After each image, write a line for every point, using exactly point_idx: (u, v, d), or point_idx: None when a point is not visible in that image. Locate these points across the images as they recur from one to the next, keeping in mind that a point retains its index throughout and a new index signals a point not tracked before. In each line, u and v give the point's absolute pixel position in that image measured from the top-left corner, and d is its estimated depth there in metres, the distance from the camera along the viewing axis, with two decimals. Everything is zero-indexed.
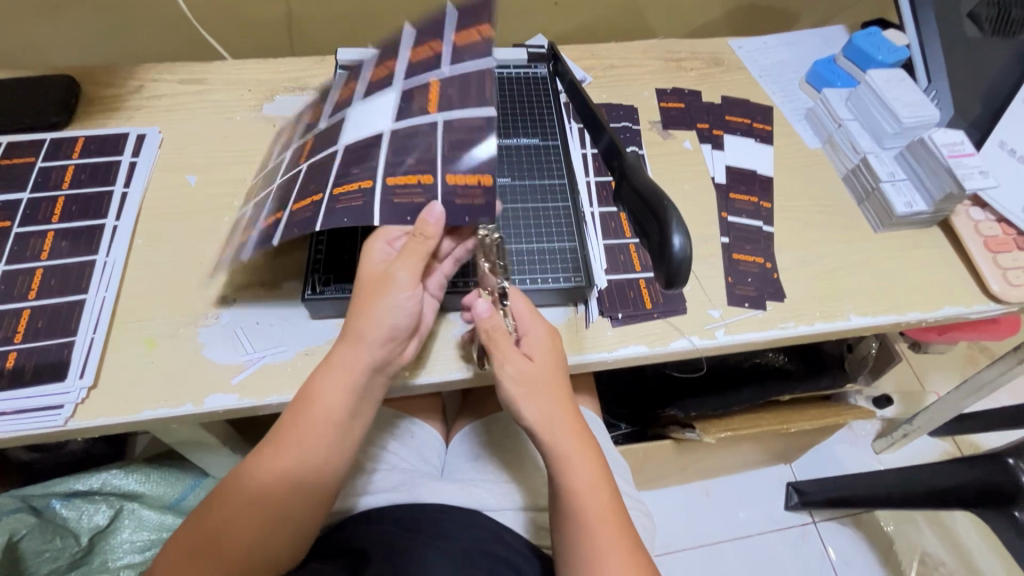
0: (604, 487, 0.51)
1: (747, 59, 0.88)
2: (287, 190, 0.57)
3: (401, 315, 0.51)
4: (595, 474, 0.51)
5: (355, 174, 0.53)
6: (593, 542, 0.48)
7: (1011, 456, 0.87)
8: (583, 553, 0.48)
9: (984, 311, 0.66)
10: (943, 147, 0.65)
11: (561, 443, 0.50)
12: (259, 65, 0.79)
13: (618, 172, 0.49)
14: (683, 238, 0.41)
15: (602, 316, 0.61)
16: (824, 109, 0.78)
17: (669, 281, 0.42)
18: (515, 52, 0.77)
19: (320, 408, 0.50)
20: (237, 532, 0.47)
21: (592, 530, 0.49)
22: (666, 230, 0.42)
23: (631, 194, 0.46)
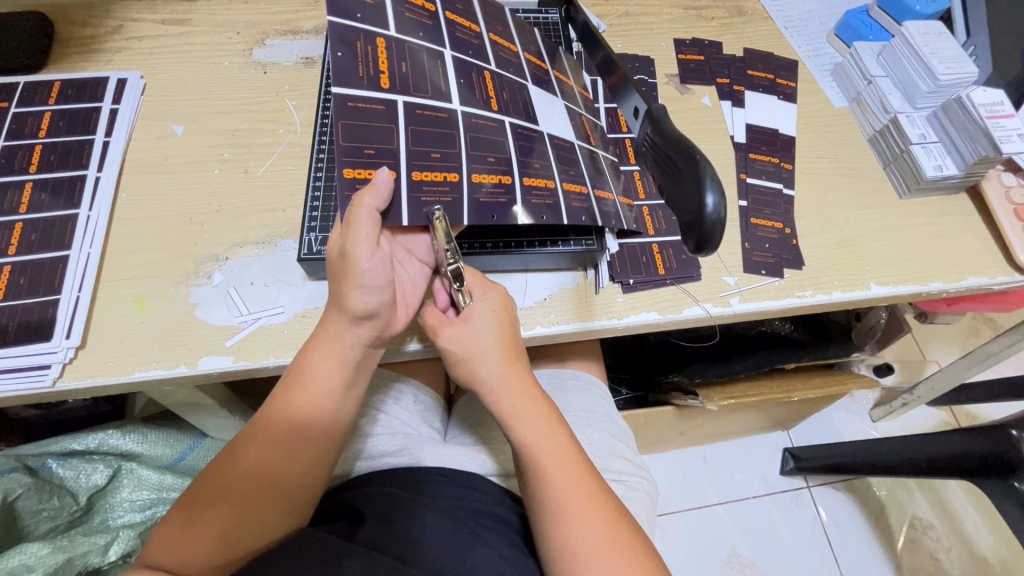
0: (559, 434, 0.50)
1: (773, 9, 0.82)
2: (482, 140, 0.52)
3: (373, 288, 0.46)
4: (548, 424, 0.50)
5: (497, 167, 0.52)
6: (556, 491, 0.47)
7: (1015, 428, 0.85)
8: (546, 504, 0.47)
9: (1007, 282, 0.64)
10: (981, 106, 0.62)
11: (533, 422, 0.49)
12: (247, 6, 0.74)
13: (645, 130, 0.45)
14: (715, 196, 0.38)
15: (612, 281, 0.58)
16: (852, 63, 0.73)
17: (699, 246, 0.39)
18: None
19: (314, 381, 0.48)
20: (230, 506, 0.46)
21: (557, 482, 0.48)
22: (698, 189, 0.38)
23: (658, 154, 0.43)
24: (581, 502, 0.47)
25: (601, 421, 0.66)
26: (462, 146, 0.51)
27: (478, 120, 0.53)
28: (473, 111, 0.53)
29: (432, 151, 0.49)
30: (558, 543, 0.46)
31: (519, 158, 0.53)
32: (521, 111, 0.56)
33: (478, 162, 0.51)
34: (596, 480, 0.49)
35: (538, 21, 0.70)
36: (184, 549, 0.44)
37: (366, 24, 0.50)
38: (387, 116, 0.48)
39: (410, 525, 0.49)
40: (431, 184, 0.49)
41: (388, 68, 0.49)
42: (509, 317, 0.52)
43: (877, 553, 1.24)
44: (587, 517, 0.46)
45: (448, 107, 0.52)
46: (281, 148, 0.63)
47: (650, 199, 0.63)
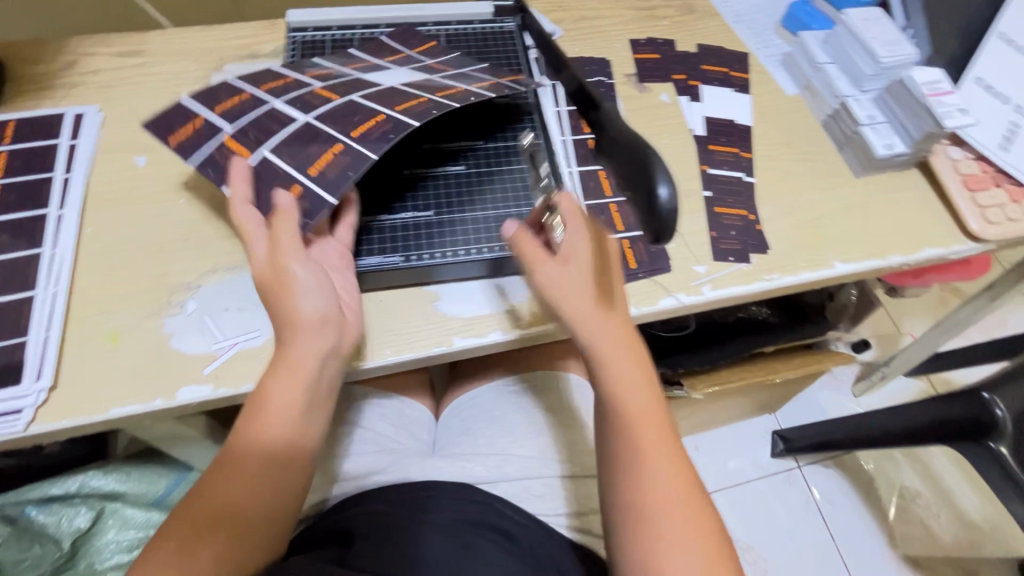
0: (640, 386, 0.49)
1: (721, 5, 0.85)
2: None
3: (315, 292, 0.48)
4: (633, 373, 0.50)
5: (453, 187, 0.53)
6: (630, 443, 0.48)
7: (985, 390, 0.91)
8: (614, 447, 0.49)
9: (963, 250, 0.66)
10: (923, 84, 0.64)
11: (618, 370, 0.49)
12: (204, 33, 0.74)
13: (600, 126, 0.46)
14: (668, 187, 0.39)
15: None
16: (801, 53, 0.76)
17: (656, 237, 0.40)
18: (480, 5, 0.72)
19: (276, 405, 0.47)
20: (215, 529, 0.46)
21: (630, 436, 0.48)
22: (650, 182, 0.40)
23: (612, 149, 0.44)
24: (658, 456, 0.48)
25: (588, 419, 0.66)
26: None
27: (444, 147, 0.55)
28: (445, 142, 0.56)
29: (388, 181, 0.52)
30: (624, 501, 0.47)
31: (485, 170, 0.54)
32: (493, 132, 0.58)
33: None
34: (670, 439, 0.49)
35: (494, 30, 0.72)
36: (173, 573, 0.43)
37: (284, 136, 0.54)
38: (351, 155, 0.53)
39: (406, 545, 0.49)
40: (375, 209, 0.51)
41: (312, 158, 0.53)
42: (607, 255, 0.52)
43: (870, 525, 1.27)
44: (658, 464, 0.47)
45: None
46: None
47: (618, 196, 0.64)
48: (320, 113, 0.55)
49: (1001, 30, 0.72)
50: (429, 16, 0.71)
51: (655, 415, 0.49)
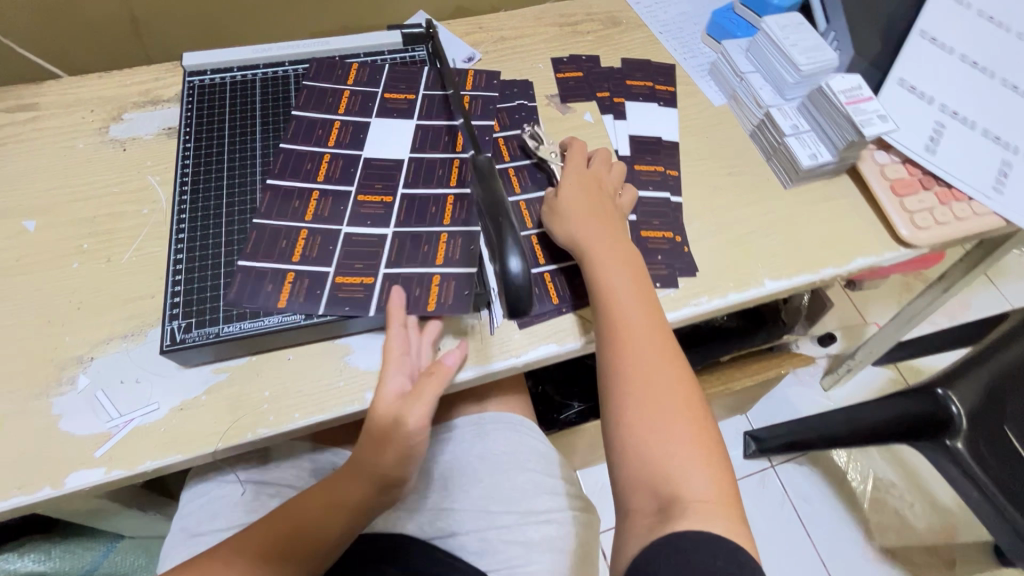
0: (641, 298, 0.54)
1: (646, 15, 0.83)
2: (412, 244, 0.55)
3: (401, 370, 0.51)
4: (631, 286, 0.54)
5: (424, 250, 0.55)
6: (628, 341, 0.51)
7: (940, 386, 0.91)
8: (614, 362, 0.51)
9: (895, 257, 0.65)
10: (841, 92, 0.63)
11: (617, 282, 0.54)
12: (101, 81, 0.70)
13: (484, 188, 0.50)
14: (514, 263, 0.45)
15: (507, 319, 0.57)
16: (725, 62, 0.74)
17: (509, 310, 0.46)
18: (389, 36, 0.70)
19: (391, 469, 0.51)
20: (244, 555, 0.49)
21: (628, 337, 0.51)
22: (501, 260, 0.45)
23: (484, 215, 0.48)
24: (654, 356, 0.51)
25: (525, 459, 0.63)
26: (385, 254, 0.55)
27: (401, 214, 0.57)
28: (396, 213, 0.57)
29: (356, 262, 0.54)
30: (620, 390, 0.50)
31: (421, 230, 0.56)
32: (422, 180, 0.59)
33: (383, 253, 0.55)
34: (672, 350, 0.52)
35: (405, 60, 0.70)
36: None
37: (250, 240, 0.54)
38: (311, 244, 0.55)
39: None
40: (346, 286, 0.53)
41: (287, 251, 0.54)
42: (606, 203, 0.59)
43: (846, 521, 1.27)
44: (661, 375, 0.50)
45: (382, 231, 0.56)
46: (145, 230, 0.60)
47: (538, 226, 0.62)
48: (261, 210, 0.56)
49: (921, 28, 0.72)
50: (334, 50, 0.68)
51: (644, 331, 0.52)
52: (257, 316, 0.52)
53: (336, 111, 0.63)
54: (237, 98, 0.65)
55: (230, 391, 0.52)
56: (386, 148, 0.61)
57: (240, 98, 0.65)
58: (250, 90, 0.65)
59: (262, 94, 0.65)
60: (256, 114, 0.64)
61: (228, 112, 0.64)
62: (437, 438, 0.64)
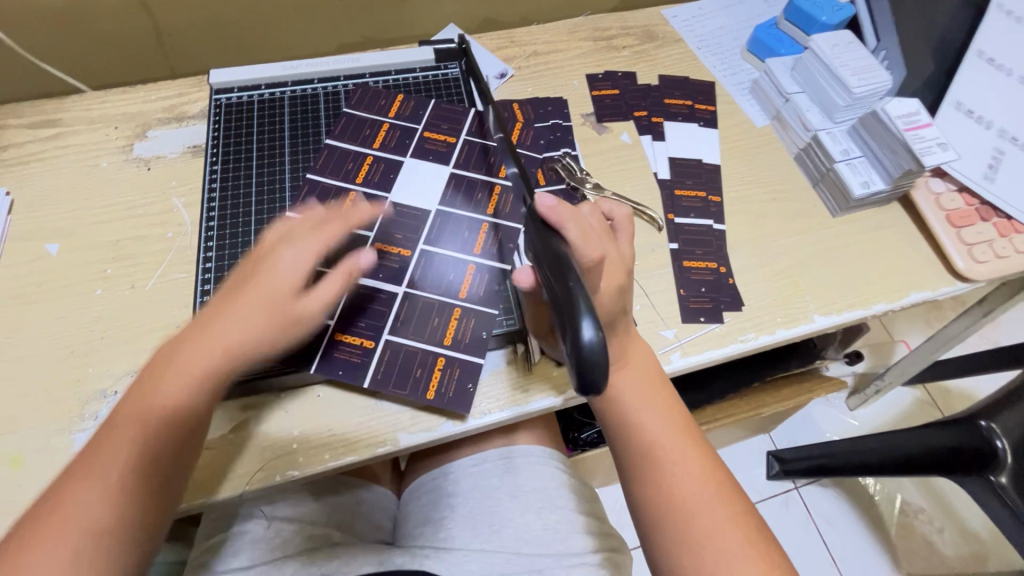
0: (666, 417, 0.47)
1: (684, 29, 0.80)
2: (421, 310, 0.53)
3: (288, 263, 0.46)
4: (655, 405, 0.47)
5: (433, 321, 0.52)
6: (658, 476, 0.45)
7: (982, 418, 0.88)
8: (648, 480, 0.45)
9: (951, 292, 0.62)
10: (899, 118, 0.59)
11: (643, 416, 0.47)
12: (125, 96, 0.68)
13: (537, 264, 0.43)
14: (593, 327, 0.34)
15: (544, 354, 0.54)
16: (769, 81, 0.71)
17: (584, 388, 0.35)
18: (421, 53, 0.68)
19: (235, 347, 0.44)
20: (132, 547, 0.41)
21: (661, 467, 0.45)
22: (574, 325, 0.35)
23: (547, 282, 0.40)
24: (697, 491, 0.44)
25: (558, 497, 0.61)
26: (390, 318, 0.52)
27: (413, 274, 0.54)
28: (407, 267, 0.54)
29: (358, 320, 0.52)
30: (668, 540, 0.43)
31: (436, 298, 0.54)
32: (443, 233, 0.56)
33: (387, 319, 0.52)
34: (713, 471, 0.45)
35: (437, 79, 0.67)
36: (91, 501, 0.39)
37: None
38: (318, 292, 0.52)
39: None
40: (345, 344, 0.51)
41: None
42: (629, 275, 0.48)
43: (872, 547, 1.23)
44: (699, 488, 0.44)
45: (394, 288, 0.53)
46: (170, 254, 0.58)
47: None
48: None
49: (979, 48, 0.68)
50: (365, 68, 0.66)
51: (669, 440, 0.46)
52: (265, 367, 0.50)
53: (370, 144, 0.60)
54: (265, 117, 0.62)
55: (257, 429, 0.50)
56: (410, 187, 0.58)
57: (268, 117, 0.62)
58: (278, 108, 0.63)
59: (291, 113, 0.63)
60: (285, 134, 0.62)
61: (256, 132, 0.61)
62: (465, 475, 0.63)
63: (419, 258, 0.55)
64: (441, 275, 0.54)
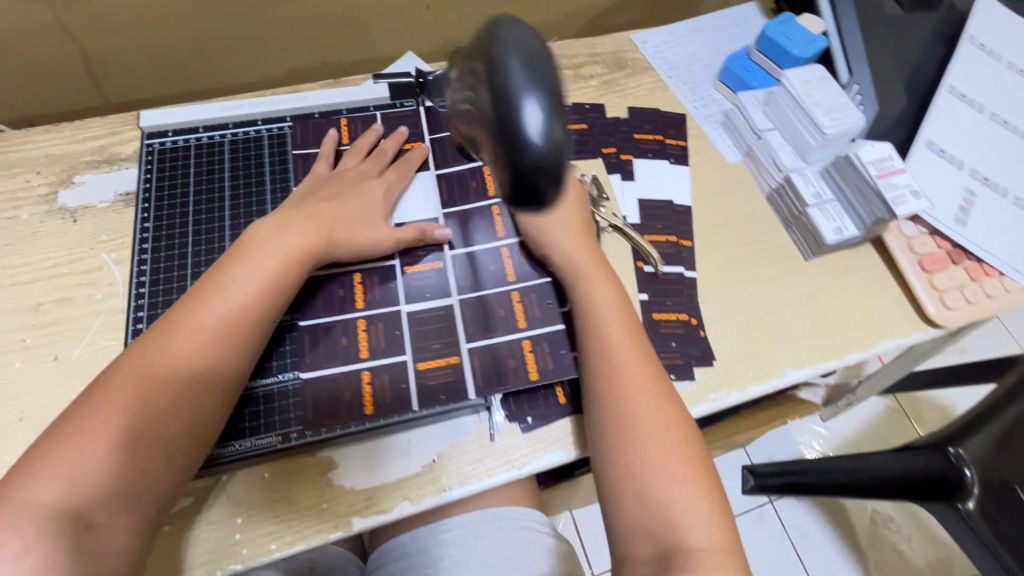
0: (631, 345, 0.49)
1: (654, 56, 0.77)
2: (387, 380, 0.50)
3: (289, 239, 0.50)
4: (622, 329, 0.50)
5: (394, 389, 0.50)
6: (611, 365, 0.48)
7: (951, 445, 0.85)
8: (607, 408, 0.47)
9: (922, 339, 0.61)
10: (871, 164, 0.59)
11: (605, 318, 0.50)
12: (47, 135, 0.62)
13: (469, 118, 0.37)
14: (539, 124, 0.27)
15: (509, 423, 0.51)
16: (740, 116, 0.69)
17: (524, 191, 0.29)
18: (376, 90, 0.64)
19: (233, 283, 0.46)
20: (162, 441, 0.41)
21: (613, 360, 0.48)
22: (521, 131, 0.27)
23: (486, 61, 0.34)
24: (653, 413, 0.46)
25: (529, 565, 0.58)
26: (352, 390, 0.50)
27: (380, 341, 0.52)
28: (374, 335, 0.52)
29: (322, 394, 0.49)
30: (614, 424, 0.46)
31: (396, 360, 0.51)
32: (410, 296, 0.54)
33: (349, 393, 0.49)
34: (678, 413, 0.47)
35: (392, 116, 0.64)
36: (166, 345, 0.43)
37: None
38: (276, 368, 0.50)
39: None
40: (311, 421, 0.48)
41: (350, 347, 0.51)
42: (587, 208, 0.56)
43: (843, 558, 1.25)
44: (664, 442, 0.45)
45: (356, 359, 0.51)
46: (99, 318, 0.53)
47: (532, 326, 0.53)
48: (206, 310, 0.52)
49: (950, 84, 0.67)
50: (313, 106, 0.63)
51: (627, 349, 0.49)
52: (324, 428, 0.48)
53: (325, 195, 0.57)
54: (203, 163, 0.59)
55: (193, 520, 0.46)
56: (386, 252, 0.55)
57: (207, 162, 0.59)
58: (218, 154, 0.60)
59: (232, 158, 0.60)
60: (225, 182, 0.59)
61: (194, 180, 0.59)
62: (436, 540, 0.60)
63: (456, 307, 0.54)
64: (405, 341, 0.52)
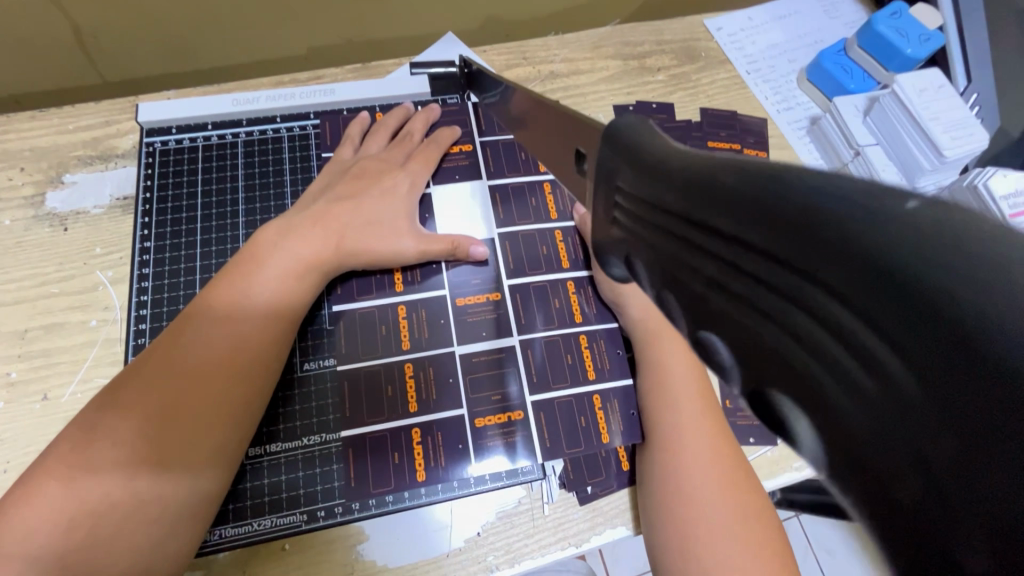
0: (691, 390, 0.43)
1: (731, 47, 0.66)
2: (431, 442, 0.43)
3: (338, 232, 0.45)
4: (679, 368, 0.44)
5: (438, 455, 0.43)
6: (666, 411, 0.42)
7: None
8: (660, 462, 0.41)
9: None
10: (1004, 199, 0.50)
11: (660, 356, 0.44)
12: (32, 124, 0.53)
13: (648, 250, 0.19)
14: None
15: (566, 492, 0.44)
16: (833, 125, 0.59)
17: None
18: (414, 83, 0.55)
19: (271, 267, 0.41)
20: (206, 424, 0.36)
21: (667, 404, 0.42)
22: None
23: (896, 245, 0.12)
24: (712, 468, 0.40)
25: None
26: (394, 454, 0.42)
27: (425, 394, 0.44)
28: (418, 387, 0.44)
29: (361, 458, 0.42)
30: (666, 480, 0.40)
31: (439, 419, 0.43)
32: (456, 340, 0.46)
33: (390, 458, 0.42)
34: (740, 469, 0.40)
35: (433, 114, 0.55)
36: (233, 314, 0.39)
37: None
38: (303, 424, 0.43)
39: None
40: (350, 490, 0.42)
41: (398, 400, 0.43)
42: None
43: None
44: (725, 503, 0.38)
45: (396, 415, 0.43)
46: (95, 350, 0.46)
47: (601, 378, 0.46)
48: None
49: None
50: (343, 101, 0.54)
51: (684, 394, 0.42)
52: (367, 504, 0.42)
53: None
54: (215, 166, 0.51)
55: None
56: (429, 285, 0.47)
57: (219, 164, 0.51)
58: (229, 156, 0.51)
59: (248, 160, 0.51)
60: (240, 188, 0.51)
61: (202, 186, 0.50)
62: None
63: (520, 352, 0.46)
64: (451, 396, 0.44)
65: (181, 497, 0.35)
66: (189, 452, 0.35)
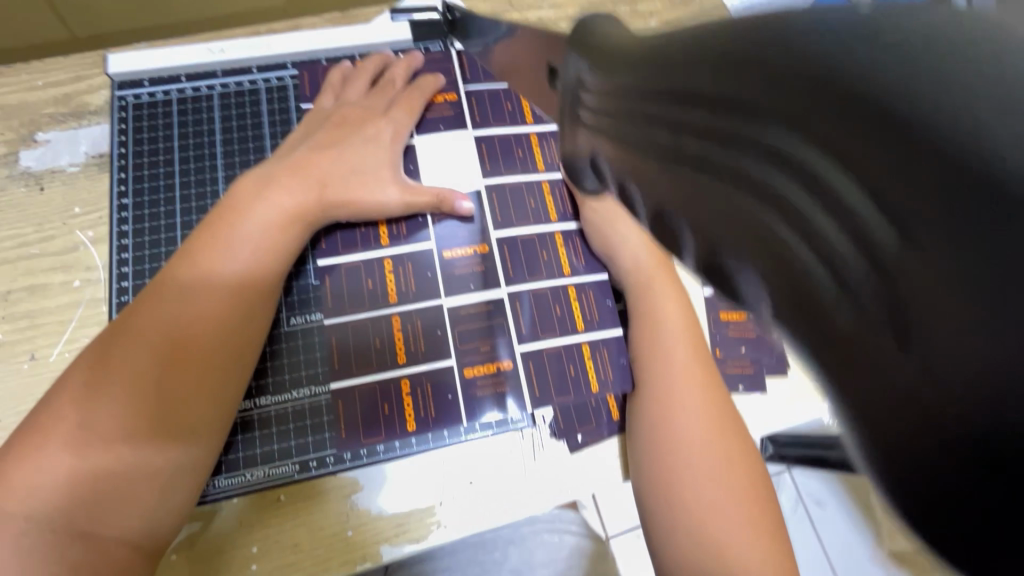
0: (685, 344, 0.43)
1: None
2: (420, 394, 0.43)
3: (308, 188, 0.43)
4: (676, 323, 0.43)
5: (427, 406, 0.43)
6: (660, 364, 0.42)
7: None
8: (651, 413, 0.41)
9: None
10: None
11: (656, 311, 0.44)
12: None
13: (610, 136, 0.18)
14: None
15: (555, 441, 0.44)
16: None
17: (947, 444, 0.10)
18: (395, 30, 0.53)
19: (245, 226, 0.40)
20: (195, 388, 0.36)
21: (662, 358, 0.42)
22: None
23: (854, 56, 0.11)
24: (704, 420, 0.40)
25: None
26: (384, 408, 0.43)
27: (413, 347, 0.44)
28: (406, 341, 0.44)
29: (350, 410, 0.42)
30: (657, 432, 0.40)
31: (427, 371, 0.44)
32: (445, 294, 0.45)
33: (380, 411, 0.42)
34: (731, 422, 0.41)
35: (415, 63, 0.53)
36: (212, 272, 0.38)
37: None
38: (292, 378, 0.43)
39: None
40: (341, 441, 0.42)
41: (386, 352, 0.43)
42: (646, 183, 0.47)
43: None
44: (713, 454, 0.39)
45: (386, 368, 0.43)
46: (80, 310, 0.45)
47: (591, 328, 0.46)
48: None
49: None
50: (320, 50, 0.52)
51: (681, 349, 0.42)
52: (359, 453, 0.42)
53: None
54: (191, 120, 0.50)
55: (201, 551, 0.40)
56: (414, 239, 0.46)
57: (194, 119, 0.50)
58: (204, 110, 0.50)
59: (225, 115, 0.50)
60: (218, 143, 0.49)
61: (178, 141, 0.49)
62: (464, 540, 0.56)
63: (508, 304, 0.46)
64: (441, 349, 0.44)
65: (175, 462, 0.35)
66: (186, 405, 0.36)
